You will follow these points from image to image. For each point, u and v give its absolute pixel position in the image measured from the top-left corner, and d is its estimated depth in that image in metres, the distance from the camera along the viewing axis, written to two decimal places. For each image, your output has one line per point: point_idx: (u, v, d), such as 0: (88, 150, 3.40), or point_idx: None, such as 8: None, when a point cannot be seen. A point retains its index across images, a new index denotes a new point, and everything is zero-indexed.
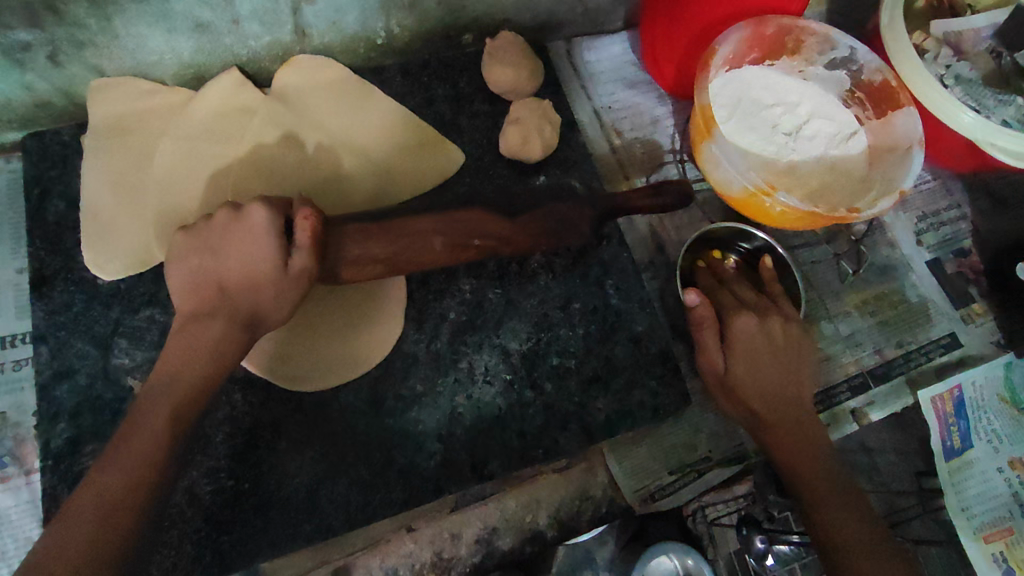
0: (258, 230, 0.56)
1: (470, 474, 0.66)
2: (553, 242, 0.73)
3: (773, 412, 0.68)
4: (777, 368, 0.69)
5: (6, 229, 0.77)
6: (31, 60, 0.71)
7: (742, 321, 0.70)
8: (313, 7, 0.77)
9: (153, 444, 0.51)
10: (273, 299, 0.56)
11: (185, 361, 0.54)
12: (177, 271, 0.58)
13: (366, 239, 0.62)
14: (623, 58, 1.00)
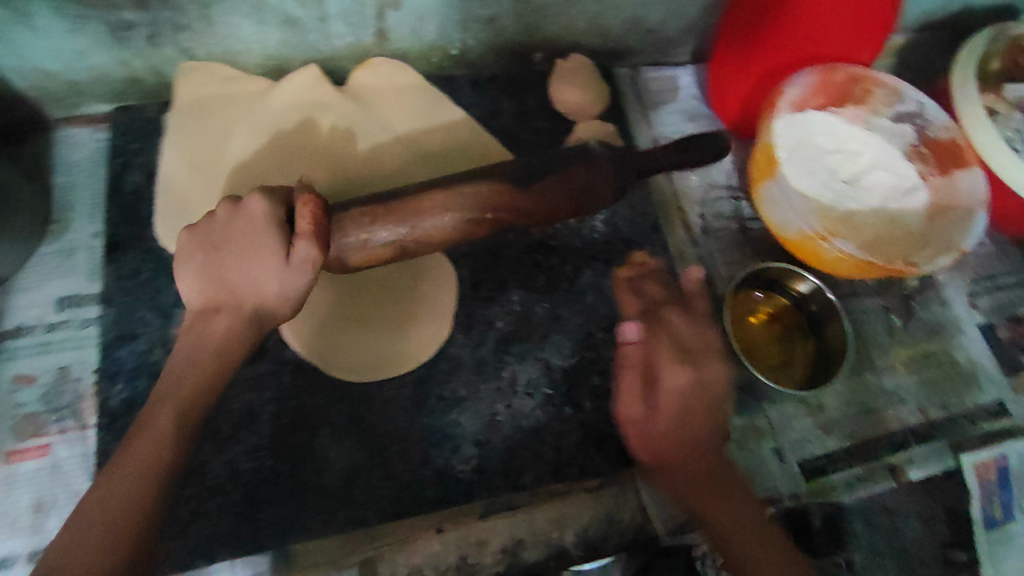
0: (258, 221, 0.59)
1: (503, 483, 0.66)
2: (582, 206, 0.73)
3: (673, 452, 0.64)
4: (700, 417, 0.65)
5: (87, 194, 0.81)
6: (132, 39, 0.75)
7: (667, 371, 0.66)
8: (397, 13, 0.80)
9: (162, 440, 0.53)
10: (276, 292, 0.59)
11: (196, 351, 0.58)
12: (183, 270, 0.61)
13: (372, 222, 0.63)
14: (685, 91, 1.01)
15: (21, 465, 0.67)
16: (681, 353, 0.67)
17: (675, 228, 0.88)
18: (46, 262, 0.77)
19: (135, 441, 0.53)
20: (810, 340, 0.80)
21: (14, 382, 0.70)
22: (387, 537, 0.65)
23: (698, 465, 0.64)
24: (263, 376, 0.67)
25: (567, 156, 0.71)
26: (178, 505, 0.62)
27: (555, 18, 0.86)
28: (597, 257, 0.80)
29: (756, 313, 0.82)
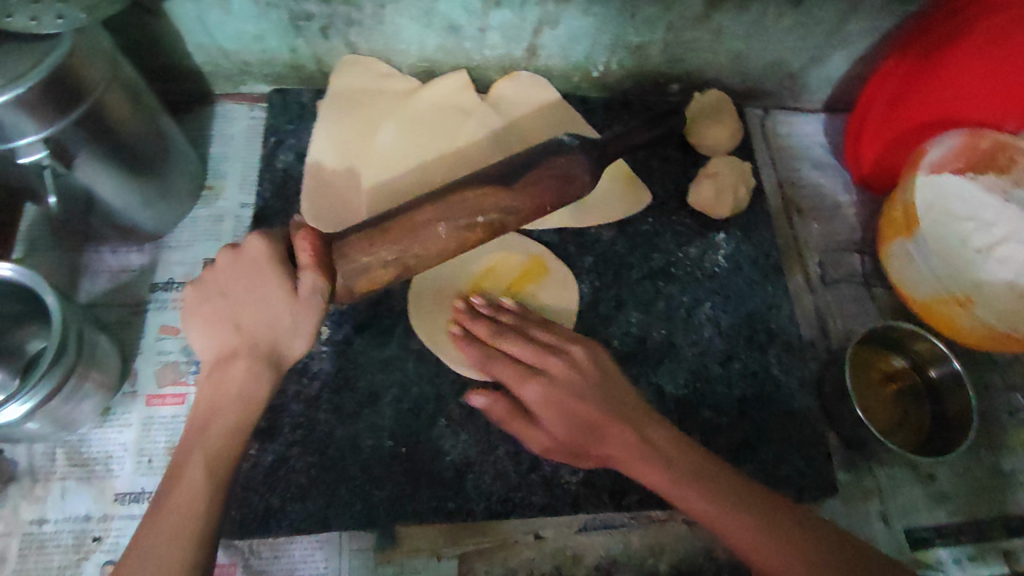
0: (259, 263, 0.61)
1: (608, 500, 0.67)
2: (552, 200, 0.70)
3: (588, 437, 0.62)
4: (584, 405, 0.62)
5: (239, 166, 0.85)
6: (307, 28, 0.80)
7: (524, 388, 0.64)
8: (553, 31, 0.82)
9: (193, 496, 0.55)
10: (290, 327, 0.62)
11: (212, 408, 0.59)
12: (194, 325, 0.62)
13: (374, 243, 0.64)
14: (815, 138, 0.96)
15: (159, 408, 0.71)
16: (529, 371, 0.64)
17: (794, 273, 0.87)
18: (197, 225, 0.81)
19: (164, 502, 0.55)
20: (925, 403, 0.77)
21: (159, 333, 0.74)
22: (488, 536, 0.66)
23: (632, 442, 0.61)
24: (391, 360, 0.71)
25: (542, 153, 0.70)
26: (300, 472, 0.65)
27: (701, 52, 0.85)
28: (717, 292, 0.80)
29: (874, 372, 0.79)
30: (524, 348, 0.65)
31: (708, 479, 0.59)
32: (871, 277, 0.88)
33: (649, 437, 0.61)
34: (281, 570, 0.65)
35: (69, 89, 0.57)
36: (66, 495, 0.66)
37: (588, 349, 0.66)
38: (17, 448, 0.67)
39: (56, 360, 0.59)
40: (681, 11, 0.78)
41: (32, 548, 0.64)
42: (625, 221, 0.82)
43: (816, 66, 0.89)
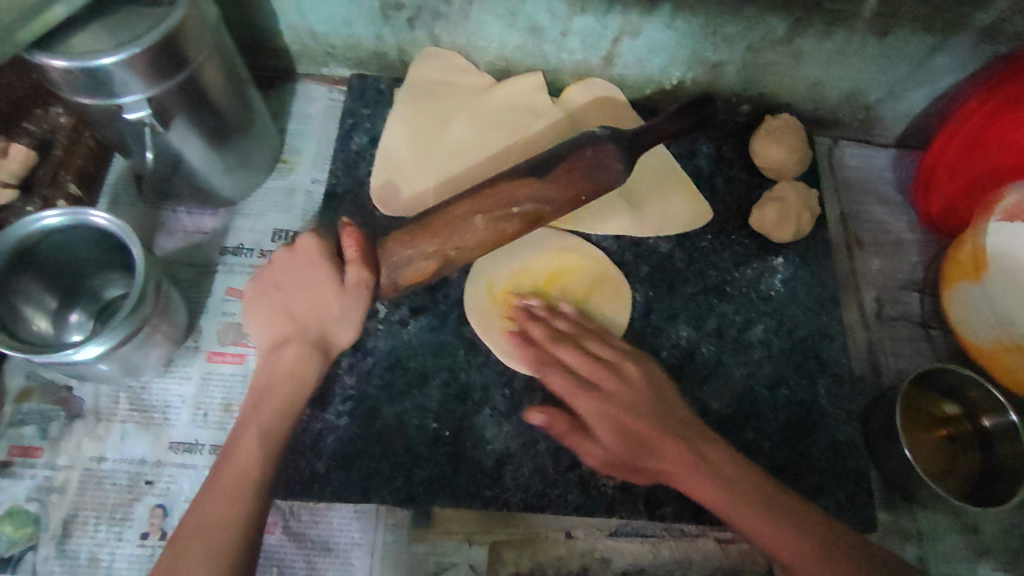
0: (310, 256, 0.65)
1: (643, 509, 0.67)
2: (589, 189, 0.68)
3: (643, 454, 0.63)
4: (642, 420, 0.63)
5: (314, 143, 0.88)
6: (395, 17, 0.82)
7: (580, 399, 0.65)
8: (632, 41, 0.82)
9: (247, 465, 0.58)
10: (338, 312, 0.65)
11: (268, 393, 0.63)
12: (252, 315, 0.67)
13: (415, 239, 0.65)
14: (885, 173, 0.92)
15: (219, 366, 0.74)
16: (575, 376, 0.66)
17: (848, 307, 0.85)
18: (269, 196, 0.84)
19: (219, 471, 0.58)
20: (974, 452, 0.74)
21: (225, 294, 0.77)
22: (520, 527, 0.68)
23: (676, 449, 0.62)
24: (442, 345, 0.72)
25: (573, 144, 0.68)
26: (346, 443, 0.67)
27: (778, 75, 0.85)
28: (771, 315, 0.80)
29: (922, 415, 0.76)
30: (578, 358, 0.66)
31: (744, 485, 0.61)
32: (928, 319, 0.85)
33: (703, 453, 0.62)
34: (319, 534, 0.67)
35: (175, 55, 0.60)
36: (126, 437, 0.69)
37: (643, 368, 0.67)
38: (86, 386, 0.71)
39: (136, 309, 0.62)
40: (764, 33, 0.78)
41: (91, 483, 0.68)
42: (683, 235, 0.82)
43: (892, 100, 0.86)
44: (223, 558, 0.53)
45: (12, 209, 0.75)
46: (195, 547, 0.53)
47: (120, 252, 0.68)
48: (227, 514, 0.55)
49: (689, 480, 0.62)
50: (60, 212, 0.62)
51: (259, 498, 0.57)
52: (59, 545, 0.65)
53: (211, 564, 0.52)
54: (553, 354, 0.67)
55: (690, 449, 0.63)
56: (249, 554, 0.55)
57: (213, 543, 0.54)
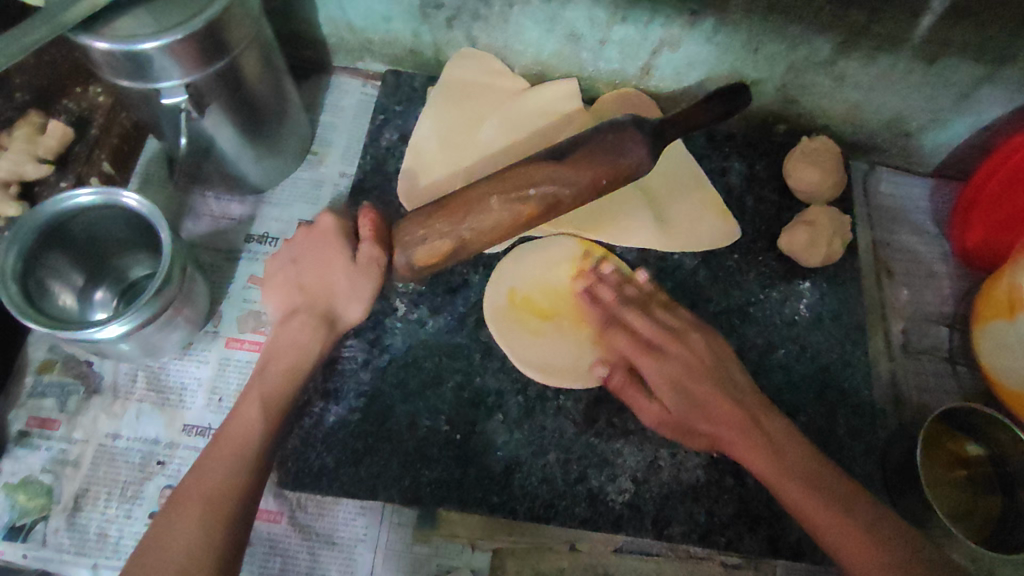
0: (327, 233, 0.65)
1: (650, 527, 0.66)
2: (609, 175, 0.66)
3: (697, 417, 0.63)
4: (711, 389, 0.63)
5: (344, 137, 0.89)
6: (434, 16, 0.82)
7: (640, 339, 0.66)
8: (671, 53, 0.81)
9: (248, 430, 0.58)
10: (348, 290, 0.65)
11: (275, 370, 0.63)
12: (270, 290, 0.67)
13: (429, 218, 0.65)
14: (921, 201, 0.90)
15: (236, 352, 0.74)
16: (647, 343, 0.66)
17: (873, 336, 0.83)
18: (297, 186, 0.84)
19: (222, 434, 0.59)
20: (996, 497, 0.72)
21: (247, 282, 0.78)
22: (526, 536, 0.67)
23: (748, 432, 0.61)
24: (458, 348, 0.72)
25: (594, 131, 0.67)
26: (357, 439, 0.68)
27: (818, 96, 0.83)
28: (794, 340, 0.78)
29: (944, 454, 0.74)
30: (648, 328, 0.66)
31: (794, 466, 0.60)
32: (956, 355, 0.82)
33: (769, 432, 0.62)
34: (323, 527, 0.67)
35: (217, 42, 0.61)
36: (141, 417, 0.70)
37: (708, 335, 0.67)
38: (106, 363, 0.72)
39: (160, 292, 0.62)
40: (807, 52, 0.77)
41: (104, 459, 0.68)
42: (710, 253, 0.81)
43: (935, 129, 0.84)
44: (217, 521, 0.53)
45: (47, 183, 0.75)
46: (192, 507, 0.53)
47: (149, 233, 0.69)
48: (224, 477, 0.55)
49: (760, 463, 0.61)
50: (94, 191, 0.63)
51: (257, 463, 0.57)
52: (69, 518, 0.66)
53: (204, 527, 0.53)
54: (620, 318, 0.68)
55: (752, 425, 0.62)
56: (240, 521, 0.54)
57: (209, 504, 0.54)
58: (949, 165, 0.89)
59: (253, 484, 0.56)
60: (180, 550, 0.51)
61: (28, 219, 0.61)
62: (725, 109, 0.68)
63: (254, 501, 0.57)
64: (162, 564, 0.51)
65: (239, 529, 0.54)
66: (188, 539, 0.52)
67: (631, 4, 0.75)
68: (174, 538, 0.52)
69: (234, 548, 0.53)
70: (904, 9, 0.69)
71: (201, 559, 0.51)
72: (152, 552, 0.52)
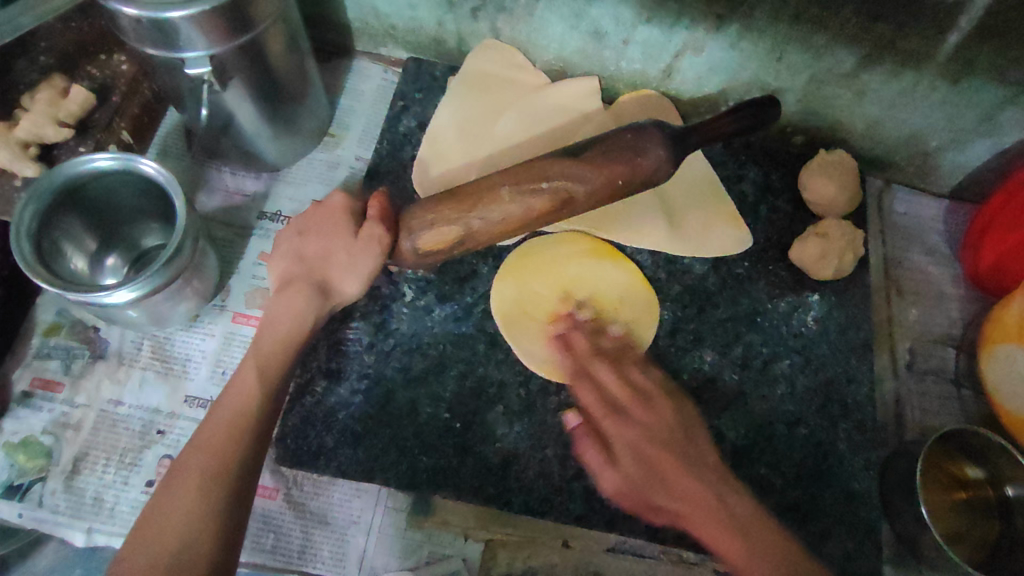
0: (336, 211, 0.66)
1: (644, 528, 0.66)
2: (626, 174, 0.64)
3: (658, 487, 0.58)
4: (667, 456, 0.58)
5: (362, 121, 0.89)
6: (460, 5, 0.82)
7: (603, 370, 0.64)
8: (693, 57, 0.81)
9: (246, 397, 0.58)
10: (348, 265, 0.64)
11: (276, 341, 0.62)
12: (273, 264, 0.67)
13: (440, 204, 0.65)
14: (934, 222, 0.89)
15: (242, 327, 0.74)
16: (605, 356, 0.66)
17: (879, 354, 0.83)
18: (312, 166, 0.84)
19: (222, 400, 0.59)
20: (993, 520, 0.71)
21: (256, 258, 0.78)
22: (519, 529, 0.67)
23: (677, 456, 0.59)
24: (463, 337, 0.72)
25: (613, 134, 0.66)
26: (357, 421, 0.68)
27: (838, 109, 0.83)
28: (799, 351, 0.78)
29: (943, 475, 0.73)
30: (584, 340, 0.68)
31: (735, 516, 0.57)
32: (961, 378, 0.81)
33: (695, 449, 0.60)
34: (318, 507, 0.67)
35: (243, 16, 0.61)
36: (144, 385, 0.70)
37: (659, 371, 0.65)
38: (112, 329, 0.72)
39: (169, 262, 0.62)
40: (830, 64, 0.77)
41: (104, 425, 0.69)
42: (720, 260, 0.81)
43: (954, 149, 0.83)
44: (218, 490, 0.53)
45: (66, 147, 0.75)
46: (192, 476, 0.54)
47: (162, 201, 0.69)
48: (222, 446, 0.55)
49: (712, 525, 0.56)
50: (112, 156, 0.63)
51: (255, 432, 0.57)
52: (67, 480, 0.66)
53: (204, 496, 0.53)
54: (573, 339, 0.69)
55: (716, 497, 0.57)
56: (239, 489, 0.55)
57: (208, 473, 0.54)
58: (965, 188, 0.88)
59: (252, 454, 0.56)
60: (183, 518, 0.52)
61: (45, 180, 0.61)
62: (749, 124, 0.68)
63: (254, 467, 0.57)
64: (165, 531, 0.52)
65: (237, 497, 0.54)
66: (188, 507, 0.52)
67: (657, 5, 0.75)
68: (176, 506, 0.52)
69: (235, 516, 0.54)
70: (931, 25, 0.69)
71: (202, 525, 0.52)
72: (155, 520, 0.52)
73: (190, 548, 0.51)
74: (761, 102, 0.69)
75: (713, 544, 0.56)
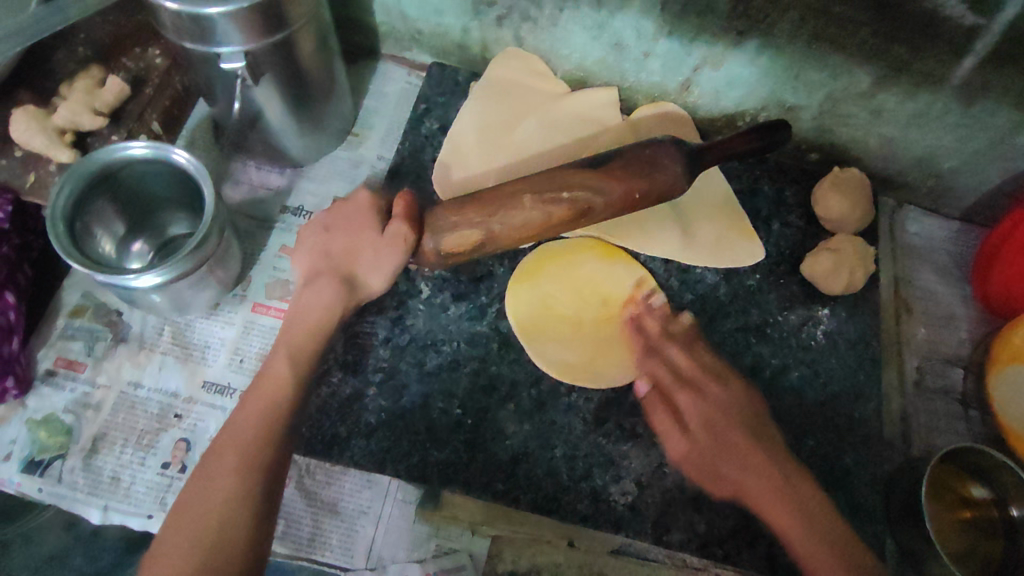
0: (362, 209, 0.67)
1: (650, 532, 0.66)
2: (644, 188, 0.66)
3: (727, 460, 0.62)
4: (734, 429, 0.62)
5: (384, 121, 0.90)
6: (485, 13, 0.84)
7: (680, 394, 0.65)
8: (712, 73, 0.83)
9: (278, 385, 0.60)
10: (370, 261, 0.66)
11: (303, 332, 0.64)
12: (299, 258, 0.68)
13: (463, 207, 0.66)
14: (944, 243, 0.90)
15: (262, 317, 0.76)
16: (679, 376, 0.66)
17: (887, 371, 0.83)
18: (335, 164, 0.86)
19: (254, 386, 0.60)
20: (999, 541, 0.71)
21: (278, 251, 0.80)
22: (526, 527, 0.67)
23: (763, 445, 0.62)
24: (477, 336, 0.73)
25: (631, 147, 0.68)
26: (371, 413, 0.69)
27: (854, 128, 0.84)
28: (808, 364, 0.79)
29: (949, 494, 0.74)
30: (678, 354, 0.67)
31: (808, 507, 0.60)
32: (969, 398, 0.82)
33: (787, 454, 0.63)
34: (328, 496, 0.69)
35: (278, 15, 0.63)
36: (164, 369, 0.72)
37: (745, 383, 0.66)
38: (135, 313, 0.74)
39: (196, 249, 0.64)
40: (847, 84, 0.78)
41: (124, 407, 0.70)
42: (732, 271, 0.82)
43: (967, 172, 0.84)
44: (253, 473, 0.55)
45: (100, 135, 0.77)
46: (228, 460, 0.55)
47: (193, 191, 0.71)
48: (256, 433, 0.57)
49: (785, 511, 0.60)
50: (147, 145, 0.65)
51: (287, 419, 0.59)
52: (85, 459, 0.68)
53: (241, 481, 0.54)
54: (648, 363, 0.68)
55: (788, 483, 0.61)
56: (273, 475, 0.56)
57: (244, 457, 0.55)
58: (978, 211, 0.89)
59: (284, 440, 0.58)
60: (220, 498, 0.53)
61: (80, 166, 0.63)
62: (762, 144, 0.70)
63: (285, 452, 0.58)
64: (203, 513, 0.53)
65: (272, 482, 0.56)
66: (225, 490, 0.54)
67: (679, 19, 0.77)
68: (212, 490, 0.54)
69: (268, 503, 0.55)
70: (948, 49, 0.70)
71: (237, 509, 0.53)
72: (192, 503, 0.54)
73: (229, 526, 0.52)
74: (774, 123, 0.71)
75: (786, 533, 0.59)
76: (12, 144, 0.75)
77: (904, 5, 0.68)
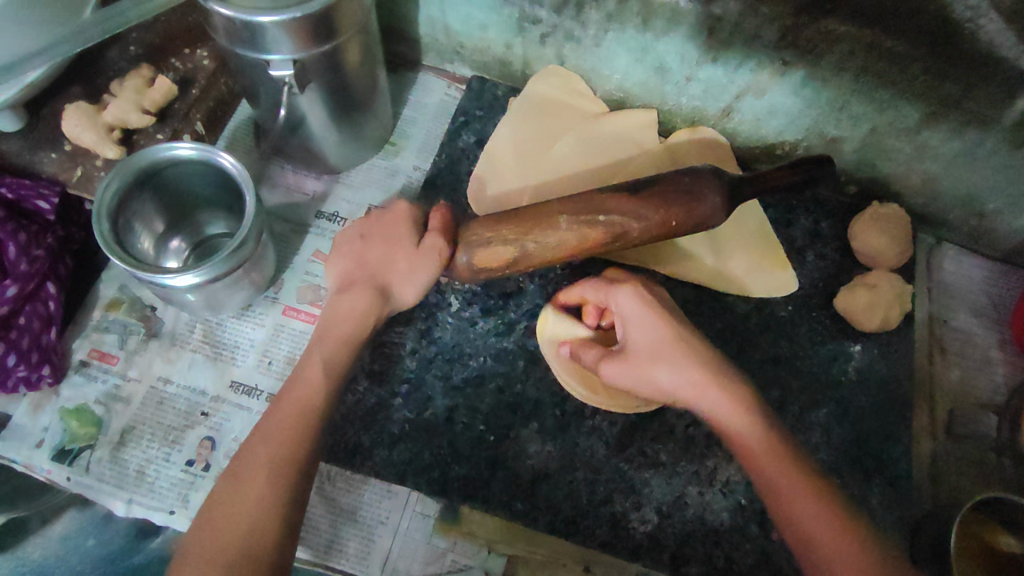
0: (400, 220, 0.68)
1: (668, 563, 0.65)
2: (681, 217, 0.65)
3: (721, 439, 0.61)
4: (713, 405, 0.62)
5: (422, 132, 0.91)
6: (529, 31, 0.85)
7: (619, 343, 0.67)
8: (754, 100, 0.82)
9: (311, 392, 0.60)
10: (405, 272, 0.66)
11: (336, 340, 0.64)
12: (334, 267, 0.69)
13: (498, 225, 0.66)
14: (981, 285, 0.88)
15: (292, 320, 0.76)
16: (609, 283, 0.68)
17: (919, 412, 0.81)
18: (371, 172, 0.87)
19: (287, 392, 0.61)
20: None
21: (311, 256, 0.80)
22: (542, 547, 0.67)
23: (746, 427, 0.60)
24: (504, 352, 0.73)
25: (671, 172, 0.67)
26: (395, 424, 0.69)
27: (895, 163, 0.83)
28: (837, 401, 0.77)
29: (976, 545, 0.70)
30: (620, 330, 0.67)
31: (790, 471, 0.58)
32: (1002, 446, 0.79)
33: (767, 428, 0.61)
34: (348, 503, 0.69)
35: (329, 25, 0.64)
36: (193, 366, 0.73)
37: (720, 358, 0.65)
38: (168, 311, 0.75)
39: (235, 253, 0.64)
40: (892, 118, 0.77)
41: (153, 402, 0.71)
42: (763, 301, 0.81)
43: (1011, 214, 0.82)
44: (282, 478, 0.55)
45: (145, 133, 0.79)
46: (259, 463, 0.55)
47: (233, 193, 0.72)
48: (287, 440, 0.57)
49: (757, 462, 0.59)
50: (194, 146, 0.66)
51: (318, 425, 0.59)
52: (113, 451, 0.69)
53: (269, 485, 0.54)
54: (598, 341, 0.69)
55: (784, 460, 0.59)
56: (301, 483, 0.56)
57: (275, 463, 0.56)
58: (1019, 253, 0.87)
59: (312, 449, 0.58)
60: (250, 503, 0.54)
61: (129, 162, 0.65)
62: (805, 177, 0.67)
63: (314, 459, 0.59)
64: (232, 518, 0.53)
65: (301, 488, 0.56)
66: (255, 493, 0.54)
67: (724, 46, 0.77)
68: (243, 495, 0.54)
69: (294, 512, 0.55)
70: (1000, 90, 0.69)
71: (266, 515, 0.53)
72: (221, 504, 0.54)
73: (259, 532, 0.53)
74: (820, 159, 0.69)
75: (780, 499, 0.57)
76: (63, 138, 0.77)
77: (958, 44, 0.67)
